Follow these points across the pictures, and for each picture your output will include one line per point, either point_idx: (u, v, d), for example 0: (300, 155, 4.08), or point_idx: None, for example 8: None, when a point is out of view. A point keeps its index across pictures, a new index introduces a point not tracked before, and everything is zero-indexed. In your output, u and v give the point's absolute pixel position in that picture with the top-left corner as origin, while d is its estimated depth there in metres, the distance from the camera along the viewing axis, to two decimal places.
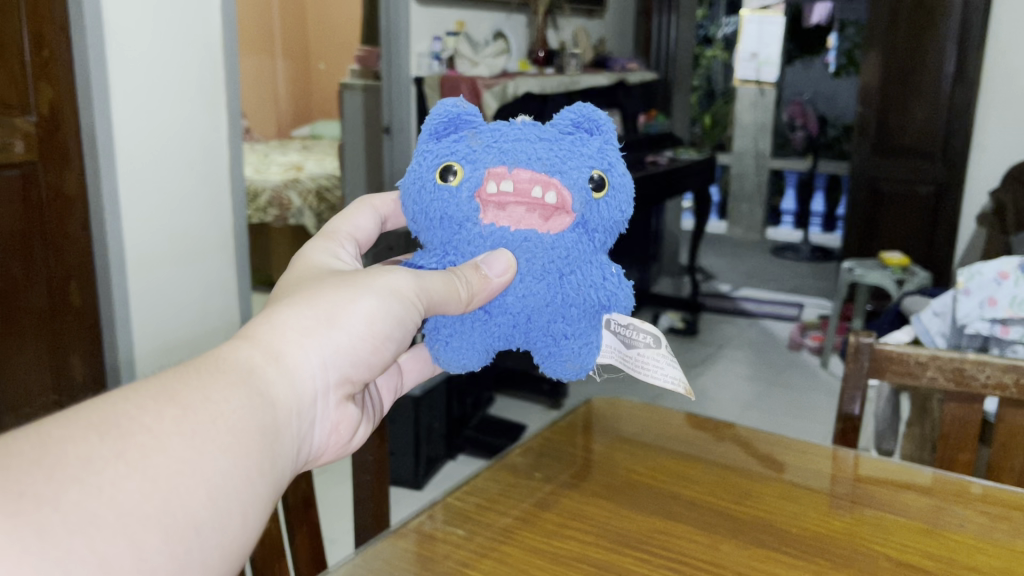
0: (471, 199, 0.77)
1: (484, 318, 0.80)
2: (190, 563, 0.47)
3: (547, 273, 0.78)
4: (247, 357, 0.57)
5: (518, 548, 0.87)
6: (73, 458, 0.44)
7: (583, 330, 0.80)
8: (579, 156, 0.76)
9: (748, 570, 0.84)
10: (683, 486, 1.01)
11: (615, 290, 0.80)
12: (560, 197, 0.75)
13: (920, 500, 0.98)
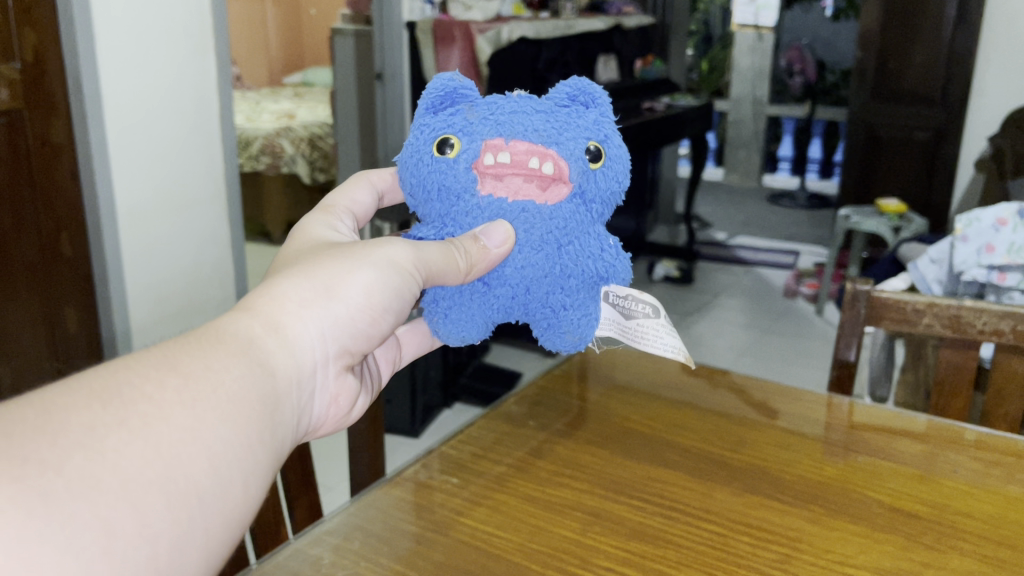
0: (468, 171, 0.76)
1: (484, 291, 0.79)
2: (193, 532, 0.46)
3: (545, 243, 0.77)
4: (247, 328, 0.56)
5: (513, 497, 0.88)
6: (76, 425, 0.43)
7: (581, 301, 0.79)
8: (575, 127, 0.76)
9: (741, 516, 0.84)
10: (679, 434, 1.01)
11: (612, 261, 0.79)
12: (557, 168, 0.74)
13: (914, 447, 0.98)
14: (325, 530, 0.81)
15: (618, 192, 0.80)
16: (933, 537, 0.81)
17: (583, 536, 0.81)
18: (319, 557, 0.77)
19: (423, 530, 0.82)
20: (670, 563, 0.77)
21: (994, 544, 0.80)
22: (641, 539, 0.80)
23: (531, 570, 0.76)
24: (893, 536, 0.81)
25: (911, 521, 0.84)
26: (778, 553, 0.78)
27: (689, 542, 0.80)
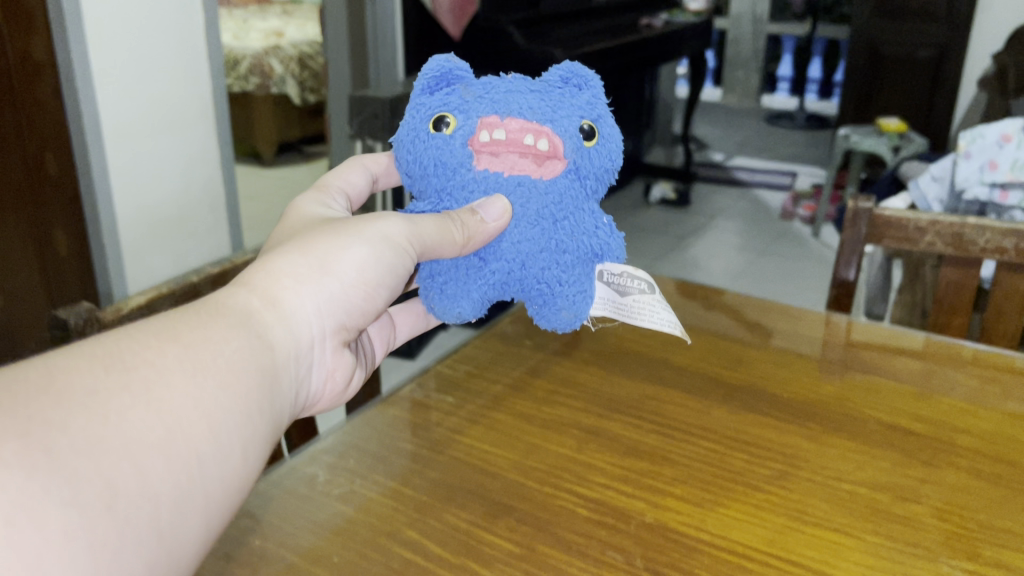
0: (465, 146, 0.73)
1: (479, 265, 0.75)
2: (193, 496, 0.47)
3: (541, 218, 0.73)
4: (245, 303, 0.57)
5: (509, 416, 0.87)
6: (79, 387, 0.43)
7: (577, 278, 0.75)
8: (568, 106, 0.74)
9: (739, 434, 0.84)
10: (675, 353, 1.01)
11: (606, 239, 0.76)
12: (552, 144, 0.72)
13: (911, 364, 0.98)
14: (319, 450, 0.81)
15: (611, 175, 0.78)
16: (930, 454, 0.81)
17: (579, 454, 0.81)
18: (314, 475, 0.77)
19: (420, 449, 0.82)
20: (667, 479, 0.77)
21: (991, 460, 0.80)
22: (638, 457, 0.80)
23: (528, 488, 0.76)
24: (889, 452, 0.81)
25: (908, 438, 0.83)
26: (777, 470, 0.78)
27: (687, 460, 0.80)
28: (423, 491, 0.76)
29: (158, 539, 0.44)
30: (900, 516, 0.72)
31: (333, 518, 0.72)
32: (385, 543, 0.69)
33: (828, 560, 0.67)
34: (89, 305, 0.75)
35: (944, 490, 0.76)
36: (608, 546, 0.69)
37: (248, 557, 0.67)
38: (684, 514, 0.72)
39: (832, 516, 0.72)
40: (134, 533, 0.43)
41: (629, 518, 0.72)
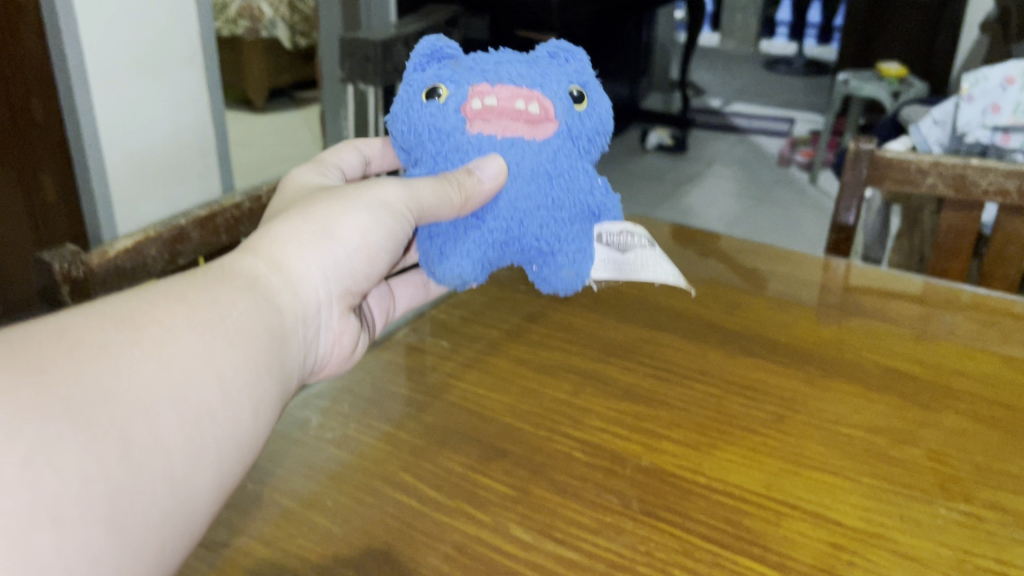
0: (457, 113, 0.71)
1: (475, 226, 0.73)
2: (207, 453, 0.45)
3: (536, 176, 0.71)
4: (251, 266, 0.56)
5: (504, 361, 0.86)
6: (90, 343, 0.42)
7: (575, 235, 0.74)
8: (557, 72, 0.72)
9: (736, 378, 0.83)
10: (672, 297, 1.00)
11: (603, 199, 0.75)
12: (543, 108, 0.70)
13: (910, 308, 0.97)
14: (312, 395, 0.80)
15: (603, 139, 0.76)
16: (928, 397, 0.80)
17: (574, 398, 0.80)
18: (307, 420, 0.76)
19: (414, 394, 0.81)
20: (663, 423, 0.76)
21: (989, 403, 0.79)
22: (634, 401, 0.79)
23: (523, 432, 0.75)
24: (887, 395, 0.81)
25: (906, 381, 0.83)
26: (774, 413, 0.78)
27: (683, 404, 0.79)
28: (417, 435, 0.75)
29: (173, 493, 0.43)
30: (898, 459, 0.72)
31: (327, 463, 0.71)
32: (379, 488, 0.68)
33: (825, 503, 0.67)
34: (73, 247, 0.73)
35: (941, 433, 0.75)
36: (603, 490, 0.68)
37: (241, 501, 0.67)
38: (680, 458, 0.72)
39: (830, 459, 0.72)
40: (149, 485, 0.41)
41: (624, 462, 0.71)
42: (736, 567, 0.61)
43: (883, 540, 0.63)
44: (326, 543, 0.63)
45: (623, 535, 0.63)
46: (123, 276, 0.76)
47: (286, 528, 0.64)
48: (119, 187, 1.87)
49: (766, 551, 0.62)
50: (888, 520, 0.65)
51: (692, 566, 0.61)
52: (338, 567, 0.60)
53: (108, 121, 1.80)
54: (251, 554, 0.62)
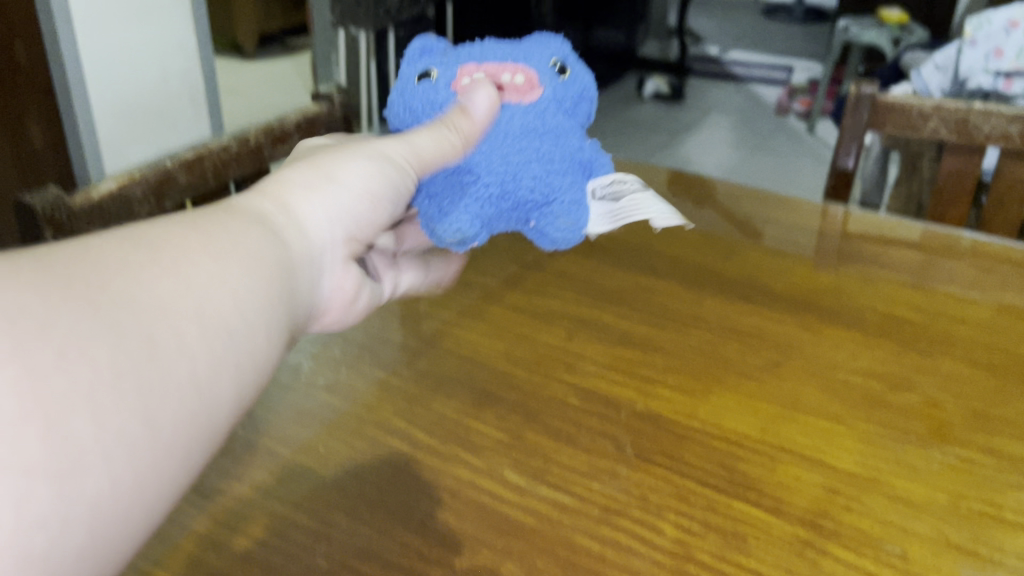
0: (448, 86, 0.72)
1: (472, 180, 0.70)
2: (235, 369, 0.40)
3: (527, 129, 0.70)
4: (259, 204, 0.50)
5: (498, 308, 0.85)
6: (98, 256, 0.36)
7: (571, 182, 0.71)
8: (539, 49, 0.75)
9: (733, 324, 0.82)
10: (668, 243, 0.98)
11: (595, 152, 0.74)
12: (527, 76, 0.71)
13: (910, 255, 0.96)
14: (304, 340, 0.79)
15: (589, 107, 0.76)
16: (925, 344, 0.80)
17: (569, 345, 0.79)
18: (298, 366, 0.75)
19: (407, 340, 0.80)
20: (658, 370, 0.75)
21: (986, 350, 0.79)
22: (629, 347, 0.79)
23: (517, 378, 0.74)
24: (885, 341, 0.80)
25: (904, 328, 0.82)
26: (770, 359, 0.77)
27: (678, 350, 0.78)
28: (410, 381, 0.74)
29: (190, 405, 0.36)
30: (894, 405, 0.71)
31: (319, 409, 0.70)
32: (372, 434, 0.68)
33: (820, 449, 0.66)
34: (56, 188, 0.71)
35: (938, 379, 0.74)
36: (597, 435, 0.67)
37: (231, 446, 0.66)
38: (675, 404, 0.71)
39: (826, 405, 0.71)
40: (165, 394, 0.35)
41: (618, 408, 0.70)
42: (730, 512, 0.60)
43: (879, 485, 0.63)
44: (318, 488, 0.62)
45: (617, 480, 0.63)
46: (108, 218, 0.75)
47: (277, 474, 0.64)
48: (106, 133, 1.84)
49: (761, 496, 0.62)
50: (883, 465, 0.65)
51: (686, 511, 0.60)
52: (329, 512, 0.60)
53: (95, 65, 1.76)
54: (241, 499, 0.61)
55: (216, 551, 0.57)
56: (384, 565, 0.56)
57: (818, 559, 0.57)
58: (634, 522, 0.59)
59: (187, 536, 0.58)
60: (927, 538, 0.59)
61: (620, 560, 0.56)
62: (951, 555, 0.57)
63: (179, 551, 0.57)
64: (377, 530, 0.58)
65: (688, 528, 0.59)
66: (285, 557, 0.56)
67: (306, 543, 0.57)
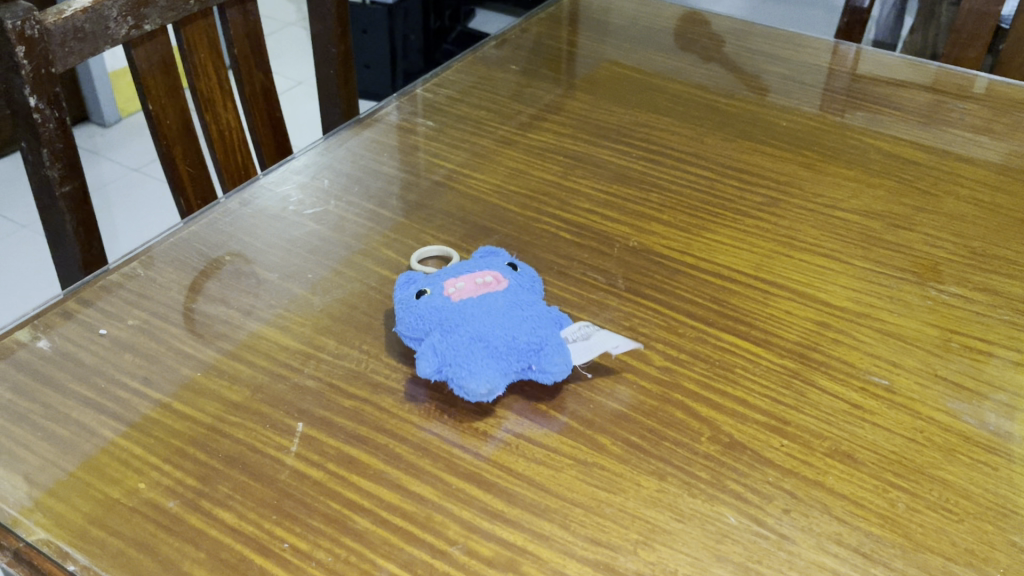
0: (426, 306, 0.57)
1: (477, 345, 0.55)
2: None
3: (459, 322, 0.56)
4: None
5: (493, 142, 0.83)
6: None
7: (527, 342, 0.55)
8: (497, 261, 0.62)
9: (731, 161, 0.80)
10: (671, 81, 0.95)
11: (535, 317, 0.57)
12: (493, 279, 0.59)
13: (919, 96, 0.93)
14: (293, 169, 0.77)
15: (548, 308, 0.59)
16: (929, 183, 0.78)
17: (564, 180, 0.77)
18: (287, 195, 0.74)
19: (398, 172, 0.78)
20: (653, 205, 0.74)
21: (990, 189, 0.77)
22: (625, 183, 0.77)
23: (510, 212, 0.73)
24: (886, 180, 0.78)
25: (909, 167, 0.80)
26: (768, 197, 0.75)
27: (676, 187, 0.76)
28: (400, 213, 0.72)
29: None
30: (890, 242, 0.70)
31: (307, 238, 0.69)
32: (360, 262, 0.67)
33: (813, 285, 0.66)
34: (26, 4, 0.68)
35: (939, 219, 0.73)
36: (589, 269, 0.67)
37: (219, 272, 0.65)
38: (670, 239, 0.70)
39: (823, 242, 0.70)
40: None
41: (611, 243, 0.69)
42: (720, 343, 0.60)
43: (870, 319, 0.63)
44: (307, 314, 0.62)
45: (607, 311, 0.63)
46: (83, 37, 0.72)
47: (266, 299, 0.63)
48: None
49: (751, 329, 0.62)
50: (876, 301, 0.64)
51: (675, 342, 0.60)
52: (318, 337, 0.60)
53: None
54: (229, 322, 0.61)
55: (205, 371, 0.57)
56: (374, 387, 0.56)
57: (805, 388, 0.57)
58: (623, 352, 0.59)
59: (176, 355, 0.58)
60: (914, 370, 0.59)
61: (606, 388, 0.57)
62: (936, 386, 0.58)
63: (169, 370, 0.57)
64: (367, 354, 0.59)
65: (675, 358, 0.59)
66: (274, 378, 0.57)
67: (295, 366, 0.58)
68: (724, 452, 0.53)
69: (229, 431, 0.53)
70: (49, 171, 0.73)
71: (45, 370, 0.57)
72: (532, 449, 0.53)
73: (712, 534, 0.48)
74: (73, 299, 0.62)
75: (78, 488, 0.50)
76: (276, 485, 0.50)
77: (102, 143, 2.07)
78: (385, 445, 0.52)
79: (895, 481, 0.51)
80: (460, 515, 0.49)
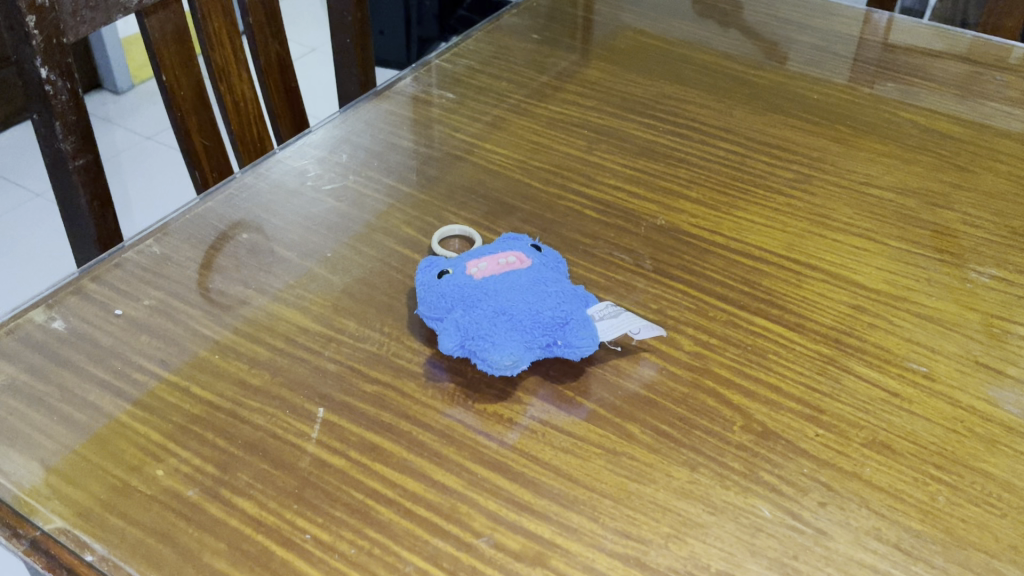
0: (448, 283, 0.55)
1: (500, 318, 0.53)
2: None
3: (481, 298, 0.54)
4: None
5: (514, 116, 0.80)
6: None
7: (552, 317, 0.53)
8: (522, 243, 0.60)
9: (761, 135, 0.78)
10: (697, 51, 0.92)
11: (561, 293, 0.55)
12: (516, 258, 0.57)
13: (955, 67, 0.90)
14: (310, 143, 0.75)
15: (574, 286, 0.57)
16: (966, 159, 0.75)
17: (588, 155, 0.75)
18: (304, 170, 0.72)
19: (418, 146, 0.76)
20: (681, 182, 0.72)
21: None
22: (652, 158, 0.74)
23: (533, 188, 0.71)
24: (923, 155, 0.75)
25: (945, 142, 0.77)
26: (799, 173, 0.73)
27: (704, 163, 0.74)
28: (420, 189, 0.70)
29: None
30: (928, 222, 0.68)
31: (326, 215, 0.67)
32: (380, 240, 0.65)
33: (848, 266, 0.64)
34: None
35: (977, 197, 0.71)
36: (616, 249, 0.65)
37: (236, 249, 0.63)
38: (699, 217, 0.68)
39: (857, 221, 0.68)
40: None
41: (638, 221, 0.67)
42: (752, 327, 0.58)
43: (908, 302, 0.61)
44: (327, 294, 0.60)
45: (635, 293, 0.61)
46: (94, 6, 0.70)
47: (284, 278, 0.61)
48: None
49: (784, 313, 0.60)
50: (913, 284, 0.62)
51: (705, 326, 0.58)
52: (338, 318, 0.58)
53: None
54: (246, 302, 0.59)
55: (222, 353, 0.56)
56: (396, 371, 0.55)
57: (840, 375, 0.55)
58: (651, 337, 0.58)
59: (194, 336, 0.57)
60: (953, 356, 0.57)
61: (634, 373, 0.55)
62: (977, 372, 0.56)
63: (186, 353, 0.55)
64: (388, 337, 0.57)
65: (706, 343, 0.57)
66: (293, 361, 0.55)
67: (315, 349, 0.56)
68: (758, 442, 0.51)
69: (248, 416, 0.52)
70: (62, 144, 0.71)
71: (60, 351, 0.55)
72: (559, 437, 0.51)
73: (746, 528, 0.47)
74: (89, 279, 0.60)
75: (95, 474, 0.48)
76: (297, 473, 0.49)
77: (114, 111, 2.05)
78: (407, 432, 0.51)
79: (935, 474, 0.50)
80: (485, 506, 0.47)
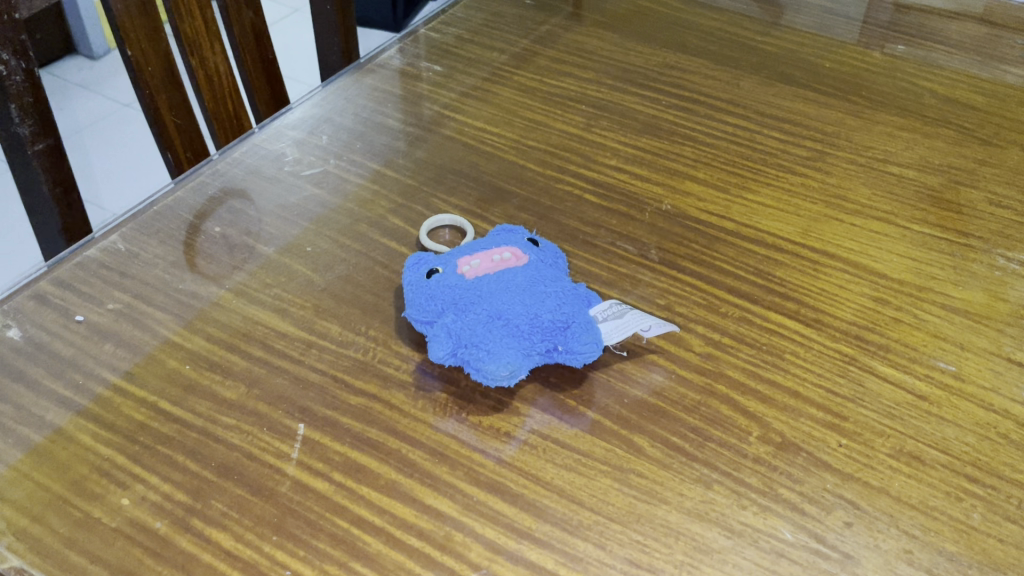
0: (438, 284, 0.51)
1: (495, 324, 0.49)
2: None
3: (474, 302, 0.49)
4: None
5: (507, 91, 0.75)
6: None
7: (551, 322, 0.49)
8: (517, 236, 0.55)
9: (771, 109, 0.73)
10: (700, 15, 0.86)
11: (561, 293, 0.50)
12: (511, 254, 0.52)
13: (973, 28, 0.84)
14: (287, 123, 0.69)
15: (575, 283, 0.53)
16: (989, 131, 0.70)
17: (587, 133, 0.70)
18: (281, 154, 0.67)
19: (404, 125, 0.70)
20: (687, 161, 0.67)
21: None
22: (656, 136, 0.70)
23: (529, 171, 0.66)
24: (945, 129, 0.70)
25: (966, 112, 0.72)
26: (812, 150, 0.68)
27: (712, 141, 0.69)
28: (406, 173, 0.66)
29: None
30: (953, 202, 0.63)
31: (305, 204, 0.62)
32: (365, 232, 0.60)
33: (868, 253, 0.59)
34: None
35: (1003, 173, 0.66)
36: (619, 238, 0.60)
37: (209, 244, 0.59)
38: (707, 201, 0.63)
39: (877, 202, 0.63)
40: None
41: (642, 207, 0.63)
42: (768, 324, 0.54)
43: (933, 293, 0.57)
44: (307, 294, 0.56)
45: (640, 288, 0.56)
46: None
47: (261, 276, 0.57)
48: None
49: (801, 307, 0.55)
50: (938, 272, 0.58)
51: (716, 324, 0.54)
52: (320, 321, 0.54)
53: None
54: (221, 305, 0.55)
55: (194, 363, 0.51)
56: (383, 381, 0.50)
57: (863, 376, 0.51)
58: (660, 337, 0.53)
59: (162, 344, 0.52)
60: (983, 353, 0.53)
61: (642, 379, 0.51)
62: (1009, 372, 0.52)
63: (155, 363, 0.51)
64: (374, 342, 0.53)
65: (718, 343, 0.53)
66: (271, 371, 0.51)
67: (295, 357, 0.52)
68: (777, 454, 0.47)
69: (223, 436, 0.47)
70: (18, 129, 0.65)
71: (16, 364, 0.51)
72: (561, 453, 0.47)
73: (767, 554, 0.43)
74: (47, 280, 0.56)
75: (54, 505, 0.44)
76: (277, 500, 0.44)
77: (91, 78, 1.97)
78: (396, 451, 0.47)
79: (968, 488, 0.46)
80: (483, 534, 0.43)
